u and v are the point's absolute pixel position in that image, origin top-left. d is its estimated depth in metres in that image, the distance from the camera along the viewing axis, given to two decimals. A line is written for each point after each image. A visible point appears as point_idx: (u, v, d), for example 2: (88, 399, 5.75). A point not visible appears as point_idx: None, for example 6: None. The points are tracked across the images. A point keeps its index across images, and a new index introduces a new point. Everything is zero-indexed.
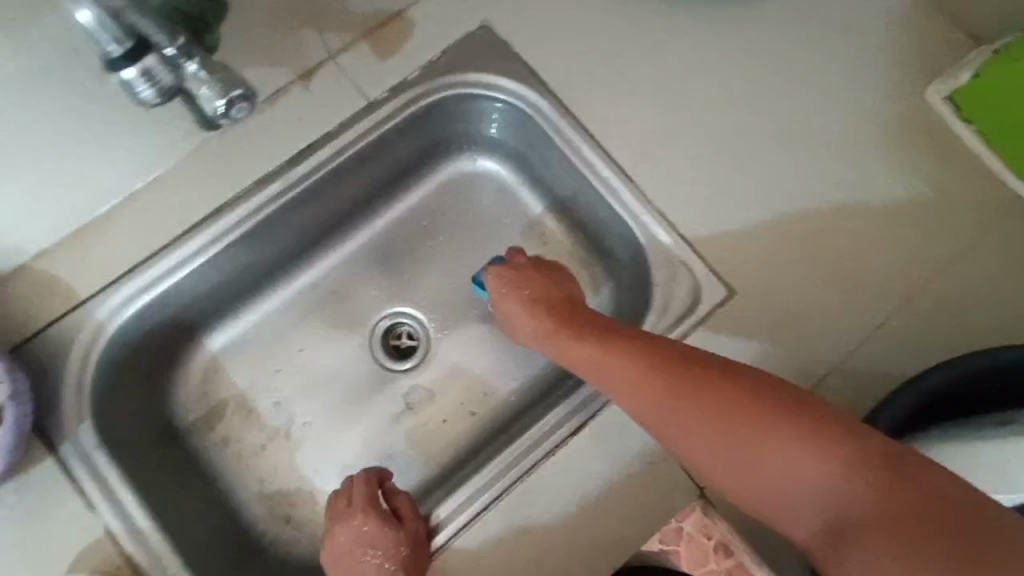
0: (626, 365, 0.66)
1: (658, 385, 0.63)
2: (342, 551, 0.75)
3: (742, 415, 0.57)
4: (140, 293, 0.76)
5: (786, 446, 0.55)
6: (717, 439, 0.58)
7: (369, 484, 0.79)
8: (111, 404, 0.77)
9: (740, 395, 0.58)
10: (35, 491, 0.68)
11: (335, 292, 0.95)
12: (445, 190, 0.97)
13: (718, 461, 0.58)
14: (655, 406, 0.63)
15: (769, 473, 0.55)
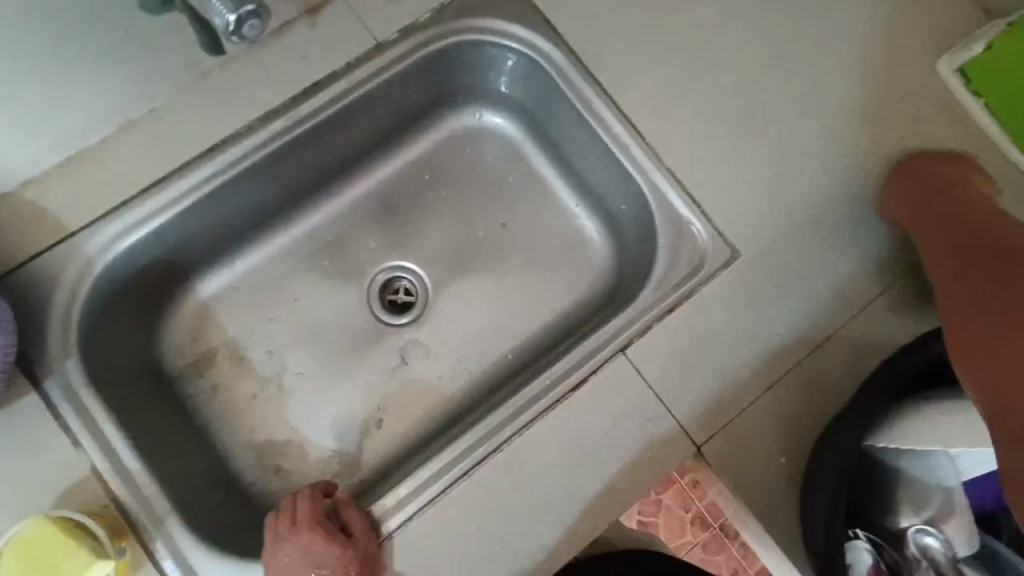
0: (956, 260, 0.71)
1: (949, 263, 0.71)
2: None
3: (995, 285, 0.67)
4: (133, 229, 0.73)
5: (1021, 321, 0.63)
6: (1018, 334, 0.63)
7: (316, 499, 0.71)
8: (99, 342, 0.75)
9: (994, 270, 0.68)
10: (19, 425, 0.66)
11: (331, 243, 0.93)
12: (449, 143, 0.95)
13: (967, 339, 0.65)
14: (961, 274, 0.70)
15: (1015, 361, 0.62)
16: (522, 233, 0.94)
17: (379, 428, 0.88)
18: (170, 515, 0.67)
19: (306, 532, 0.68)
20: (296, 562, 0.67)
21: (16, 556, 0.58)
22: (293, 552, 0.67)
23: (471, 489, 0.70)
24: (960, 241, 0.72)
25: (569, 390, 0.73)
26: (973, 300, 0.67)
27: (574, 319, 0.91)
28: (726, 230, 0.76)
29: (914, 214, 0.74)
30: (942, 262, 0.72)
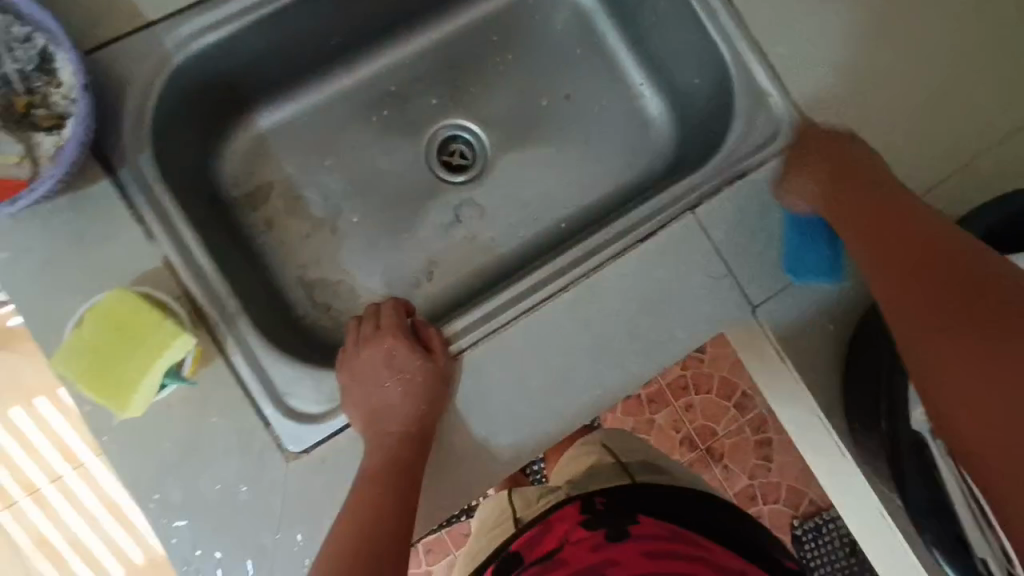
0: (852, 210, 0.68)
1: (880, 241, 0.63)
2: (362, 377, 0.68)
3: (911, 272, 0.59)
4: (214, 28, 0.71)
5: (928, 323, 0.55)
6: (970, 361, 0.50)
7: (398, 313, 0.73)
8: (168, 147, 0.73)
9: (952, 274, 0.56)
10: (91, 209, 0.65)
11: (392, 94, 0.92)
12: (520, 6, 0.94)
13: (911, 300, 0.57)
14: (872, 248, 0.64)
15: (915, 291, 0.57)
16: (584, 105, 0.94)
17: (428, 280, 0.88)
18: (240, 315, 0.67)
19: (387, 338, 0.71)
20: (373, 363, 0.69)
21: (98, 321, 0.58)
22: (374, 354, 0.70)
23: (534, 324, 0.72)
24: (900, 227, 0.63)
25: (638, 242, 0.75)
26: (906, 286, 0.58)
27: (629, 195, 0.92)
28: (803, 105, 0.78)
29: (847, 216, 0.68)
30: (862, 229, 0.66)
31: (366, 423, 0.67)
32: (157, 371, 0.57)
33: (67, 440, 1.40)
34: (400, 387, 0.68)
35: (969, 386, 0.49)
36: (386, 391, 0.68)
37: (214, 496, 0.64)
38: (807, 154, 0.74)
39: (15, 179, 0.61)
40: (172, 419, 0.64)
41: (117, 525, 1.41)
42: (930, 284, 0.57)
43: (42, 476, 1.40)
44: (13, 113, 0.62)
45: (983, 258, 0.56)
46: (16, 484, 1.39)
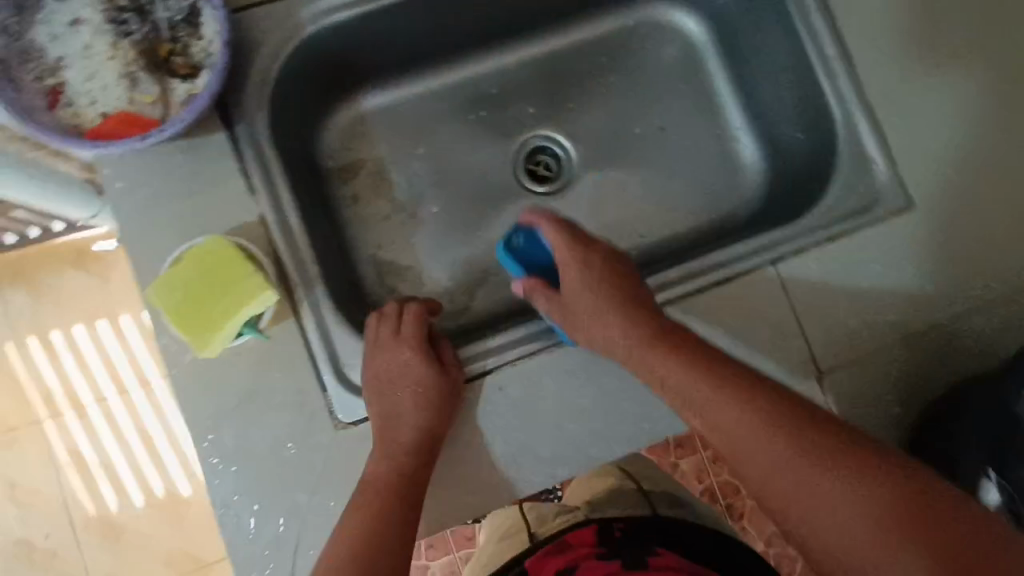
0: (683, 376, 0.64)
1: (726, 411, 0.61)
2: (564, 301, 0.71)
3: (788, 454, 0.57)
4: (348, 6, 0.73)
5: (819, 492, 0.55)
6: (883, 495, 0.53)
7: (421, 320, 0.71)
8: (284, 112, 0.77)
9: (824, 444, 0.56)
10: (204, 156, 0.69)
11: (493, 96, 0.93)
12: (633, 32, 0.95)
13: (789, 480, 0.56)
14: (729, 409, 0.60)
15: (811, 514, 0.55)
16: (678, 139, 0.94)
17: (492, 281, 0.90)
18: (318, 282, 0.70)
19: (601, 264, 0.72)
20: (571, 279, 0.72)
21: (197, 261, 0.61)
22: (572, 281, 0.72)
23: None
24: (709, 402, 0.62)
25: (712, 285, 0.74)
26: (770, 451, 0.58)
27: (705, 235, 0.91)
28: (909, 179, 0.75)
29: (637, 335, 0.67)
30: (733, 404, 0.60)
31: (572, 330, 0.69)
32: (240, 320, 0.60)
33: (118, 365, 1.49)
34: (595, 299, 0.70)
35: (909, 524, 0.51)
36: (604, 319, 0.68)
37: (262, 447, 0.67)
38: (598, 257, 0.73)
39: (147, 117, 0.65)
40: (238, 367, 0.67)
41: (147, 455, 1.48)
42: (811, 457, 0.56)
43: (90, 394, 1.48)
44: (155, 57, 0.66)
45: (807, 415, 0.59)
46: (67, 397, 1.48)
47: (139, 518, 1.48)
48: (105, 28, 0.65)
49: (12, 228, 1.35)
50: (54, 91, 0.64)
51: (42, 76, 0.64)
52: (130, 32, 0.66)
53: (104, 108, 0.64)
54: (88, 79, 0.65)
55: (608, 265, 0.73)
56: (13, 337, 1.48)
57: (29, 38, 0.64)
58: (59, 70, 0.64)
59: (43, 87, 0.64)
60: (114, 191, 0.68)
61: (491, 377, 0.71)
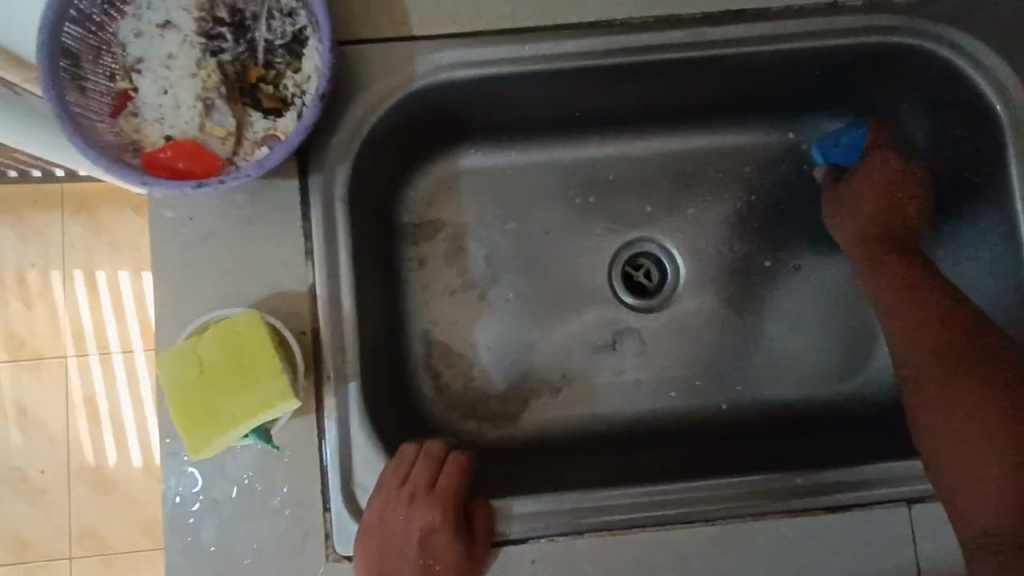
0: (888, 281, 0.64)
1: (925, 331, 0.61)
2: (856, 200, 0.69)
3: (949, 365, 0.59)
4: (475, 65, 0.62)
5: (970, 397, 0.57)
6: (949, 364, 0.59)
7: (461, 478, 0.58)
8: (373, 164, 0.66)
9: (981, 361, 0.58)
10: (269, 202, 0.59)
11: (609, 182, 0.78)
12: (792, 150, 0.77)
13: (945, 395, 0.58)
14: (912, 307, 0.62)
15: (950, 440, 0.56)
16: (812, 286, 0.77)
17: (551, 396, 0.75)
18: (354, 379, 0.58)
19: (899, 196, 0.68)
20: (885, 188, 0.68)
21: (218, 340, 0.51)
22: (866, 195, 0.68)
23: (658, 544, 0.58)
24: (875, 286, 0.65)
25: (822, 509, 0.59)
26: (948, 350, 0.59)
27: (815, 410, 0.75)
28: None
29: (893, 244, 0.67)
30: (888, 282, 0.64)
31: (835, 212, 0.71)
32: (249, 424, 0.50)
33: (109, 330, 1.29)
34: (881, 203, 0.68)
35: (953, 399, 0.58)
36: (890, 264, 0.65)
37: (242, 558, 0.56)
38: (872, 178, 0.68)
39: (212, 152, 0.55)
40: (240, 458, 0.57)
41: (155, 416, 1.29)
42: (921, 323, 0.61)
43: (72, 346, 1.28)
44: (242, 81, 0.57)
45: (953, 296, 0.62)
46: (118, 339, 1.28)
47: (134, 480, 1.28)
48: (195, 41, 0.56)
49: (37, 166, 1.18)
50: (123, 95, 0.55)
51: (114, 75, 0.55)
52: (220, 50, 0.57)
53: (170, 129, 0.55)
54: (162, 93, 0.56)
55: (907, 173, 0.68)
56: (61, 266, 1.28)
57: (110, 32, 0.55)
58: (135, 73, 0.56)
59: (112, 88, 0.55)
60: (160, 219, 0.59)
61: (517, 547, 0.57)
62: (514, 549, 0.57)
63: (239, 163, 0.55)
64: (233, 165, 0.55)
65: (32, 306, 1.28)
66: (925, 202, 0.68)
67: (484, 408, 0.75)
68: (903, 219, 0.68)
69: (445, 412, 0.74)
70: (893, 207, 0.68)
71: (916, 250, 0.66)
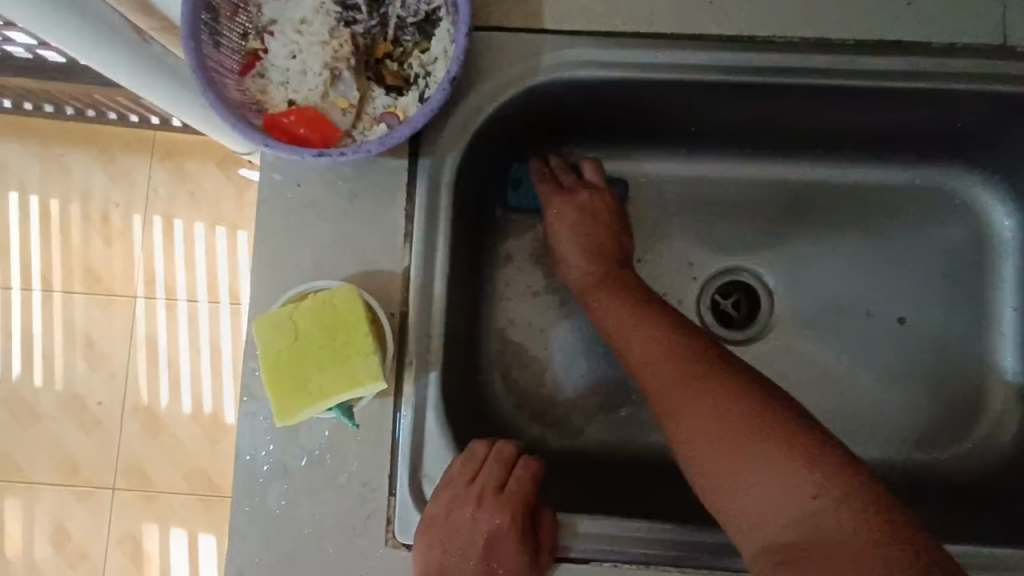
0: (614, 304, 0.63)
1: (643, 340, 0.59)
2: (592, 224, 0.68)
3: (678, 367, 0.55)
4: (603, 65, 0.60)
5: (695, 391, 0.53)
6: (691, 354, 0.56)
7: (530, 486, 0.56)
8: (481, 154, 0.65)
9: (706, 364, 0.55)
10: (375, 179, 0.59)
11: (712, 203, 0.74)
12: (916, 195, 0.72)
13: (704, 401, 0.52)
14: (637, 347, 0.59)
15: (754, 500, 0.47)
16: (917, 341, 0.71)
17: (620, 414, 0.73)
18: (436, 369, 0.57)
19: (596, 229, 0.68)
20: (596, 223, 0.68)
21: (315, 312, 0.51)
22: (562, 233, 0.68)
23: None
24: (622, 320, 0.62)
25: None
26: (704, 395, 0.53)
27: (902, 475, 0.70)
28: None
29: (601, 264, 0.66)
30: (629, 304, 0.62)
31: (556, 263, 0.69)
32: (331, 400, 0.50)
33: (179, 278, 1.33)
34: (599, 244, 0.67)
35: (700, 403, 0.53)
36: (579, 254, 0.67)
37: (303, 529, 0.56)
38: (594, 213, 0.68)
39: (332, 122, 0.55)
40: (315, 431, 0.56)
41: (210, 367, 1.32)
42: (682, 335, 0.58)
43: (142, 289, 1.32)
44: (369, 55, 0.56)
45: (693, 328, 0.59)
46: (184, 287, 1.32)
47: (180, 425, 1.31)
48: (331, 10, 0.56)
49: (135, 112, 1.22)
50: (252, 54, 0.56)
51: (247, 35, 0.56)
52: (354, 21, 0.56)
53: (294, 94, 0.55)
54: (290, 57, 0.55)
55: (614, 214, 0.69)
56: (142, 210, 1.33)
57: None
58: (266, 35, 0.56)
59: (243, 46, 0.56)
60: (269, 182, 0.59)
61: (575, 566, 0.55)
62: (574, 567, 0.55)
63: (358, 137, 0.55)
64: (351, 138, 0.55)
65: (112, 245, 1.33)
66: (622, 230, 0.69)
67: (551, 415, 0.73)
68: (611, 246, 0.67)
69: (511, 414, 0.72)
70: (597, 238, 0.68)
71: (630, 266, 0.68)
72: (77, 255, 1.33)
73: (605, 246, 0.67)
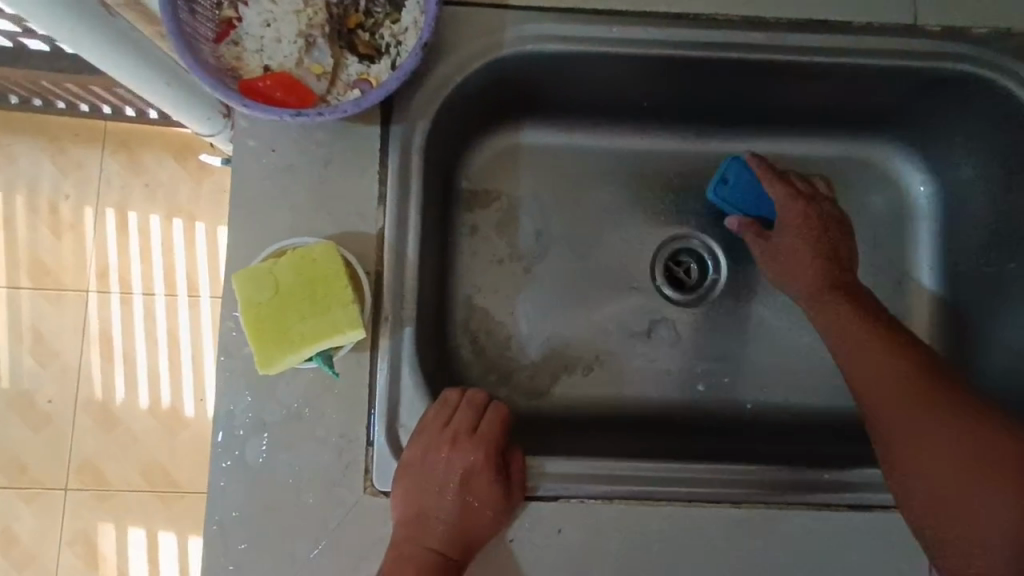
0: (880, 359, 0.59)
1: (914, 421, 0.55)
2: (780, 237, 0.68)
3: (965, 451, 0.53)
4: (563, 39, 0.64)
5: (969, 469, 0.52)
6: (902, 383, 0.57)
7: (501, 426, 0.60)
8: (447, 125, 0.68)
9: (925, 387, 0.56)
10: (346, 145, 0.61)
11: (664, 176, 0.79)
12: (845, 168, 0.79)
13: (914, 424, 0.55)
14: (892, 408, 0.57)
15: (965, 512, 0.52)
16: None
17: (583, 374, 0.77)
18: (410, 324, 0.60)
19: (800, 227, 0.67)
20: (806, 222, 0.67)
21: (295, 263, 0.53)
22: (799, 227, 0.67)
23: (682, 521, 0.60)
24: (851, 339, 0.61)
25: (845, 504, 0.61)
26: (913, 411, 0.56)
27: (839, 420, 0.76)
28: None
29: (796, 270, 0.67)
30: (896, 362, 0.58)
31: (766, 260, 0.69)
32: (315, 348, 0.52)
33: (134, 268, 1.30)
34: (817, 255, 0.66)
35: (918, 428, 0.55)
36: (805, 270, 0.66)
37: (280, 480, 0.58)
38: (814, 204, 0.68)
39: (307, 87, 0.57)
40: (292, 385, 0.59)
41: (168, 359, 1.29)
42: (891, 352, 0.59)
43: (96, 280, 1.29)
44: (342, 25, 0.59)
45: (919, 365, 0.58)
46: (140, 279, 1.30)
47: (137, 419, 1.28)
48: None
49: (87, 100, 1.19)
50: (226, 23, 0.58)
51: (220, 3, 0.58)
52: None
53: (268, 60, 0.57)
54: (264, 26, 0.58)
55: (834, 219, 0.68)
56: (95, 201, 1.30)
57: None
58: (241, 4, 0.58)
59: (217, 15, 0.57)
60: (242, 147, 0.61)
61: (543, 503, 0.59)
62: (542, 504, 0.59)
63: (332, 102, 0.58)
64: (326, 102, 0.58)
65: (63, 237, 1.30)
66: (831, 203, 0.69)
67: (517, 376, 0.76)
68: (798, 251, 0.67)
69: (479, 378, 0.75)
70: (789, 248, 0.67)
71: (849, 269, 0.67)
72: (25, 247, 1.29)
73: (796, 247, 0.67)
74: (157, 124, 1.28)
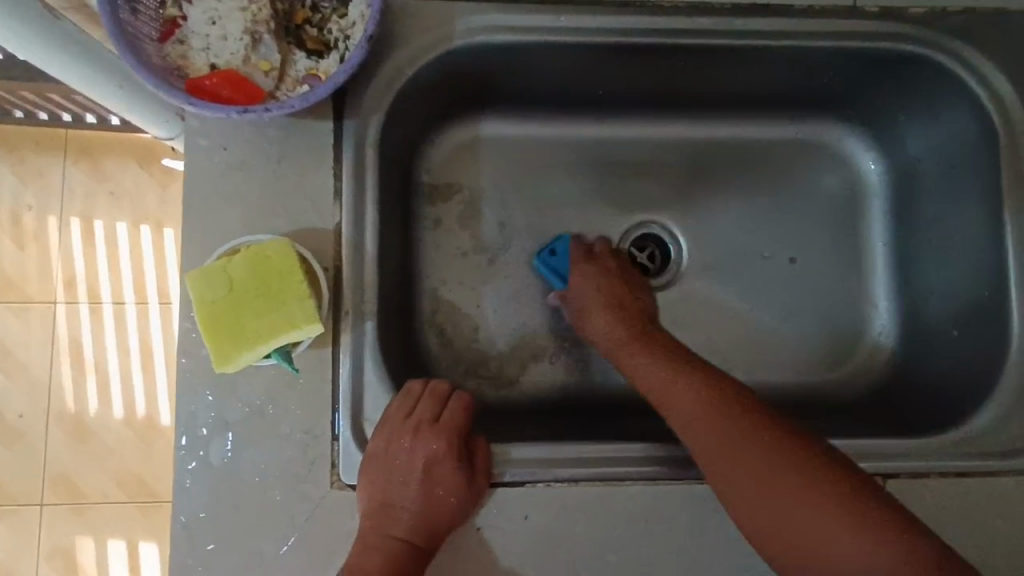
0: (689, 416, 0.59)
1: (747, 459, 0.55)
2: (579, 296, 0.72)
3: (793, 471, 0.54)
4: (512, 29, 0.65)
5: (802, 493, 0.53)
6: (693, 430, 0.58)
7: (463, 414, 0.61)
8: (403, 119, 0.68)
9: (742, 416, 0.57)
10: (299, 142, 0.61)
11: (623, 163, 0.80)
12: (798, 149, 0.81)
13: (738, 459, 0.56)
14: (742, 467, 0.55)
15: (795, 526, 0.52)
16: (807, 278, 0.80)
17: (551, 362, 0.77)
18: (371, 318, 0.61)
19: (605, 288, 0.72)
20: (607, 283, 0.72)
21: (248, 261, 0.53)
22: (586, 288, 0.72)
23: (648, 499, 0.61)
24: (669, 390, 0.61)
25: None
26: (737, 445, 0.56)
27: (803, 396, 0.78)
28: None
29: (601, 313, 0.70)
30: (711, 408, 0.58)
31: (575, 317, 0.73)
32: (270, 345, 0.53)
33: (101, 277, 1.28)
34: (617, 310, 0.70)
35: (744, 465, 0.55)
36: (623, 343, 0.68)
37: (246, 479, 0.58)
38: (612, 278, 0.73)
39: (255, 84, 0.57)
40: (254, 384, 0.59)
41: (140, 368, 1.28)
42: (668, 405, 0.61)
43: (63, 291, 1.27)
44: (289, 21, 0.59)
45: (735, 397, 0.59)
46: (108, 288, 1.28)
47: (110, 429, 1.27)
48: None
49: (42, 108, 1.17)
50: (171, 21, 0.57)
51: (164, 2, 0.57)
52: None
53: (215, 58, 0.57)
54: (210, 23, 0.57)
55: (638, 282, 0.74)
56: (57, 211, 1.28)
57: None
58: (185, 2, 0.58)
59: (161, 14, 0.57)
60: (195, 147, 0.60)
61: (510, 488, 0.60)
62: (509, 489, 0.60)
63: (282, 98, 0.58)
64: (275, 98, 0.58)
65: (26, 248, 1.27)
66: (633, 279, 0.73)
67: (485, 367, 0.77)
68: (607, 301, 0.71)
69: (448, 370, 0.76)
70: (596, 296, 0.71)
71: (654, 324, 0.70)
72: None
73: (608, 303, 0.70)
74: (117, 130, 1.25)
